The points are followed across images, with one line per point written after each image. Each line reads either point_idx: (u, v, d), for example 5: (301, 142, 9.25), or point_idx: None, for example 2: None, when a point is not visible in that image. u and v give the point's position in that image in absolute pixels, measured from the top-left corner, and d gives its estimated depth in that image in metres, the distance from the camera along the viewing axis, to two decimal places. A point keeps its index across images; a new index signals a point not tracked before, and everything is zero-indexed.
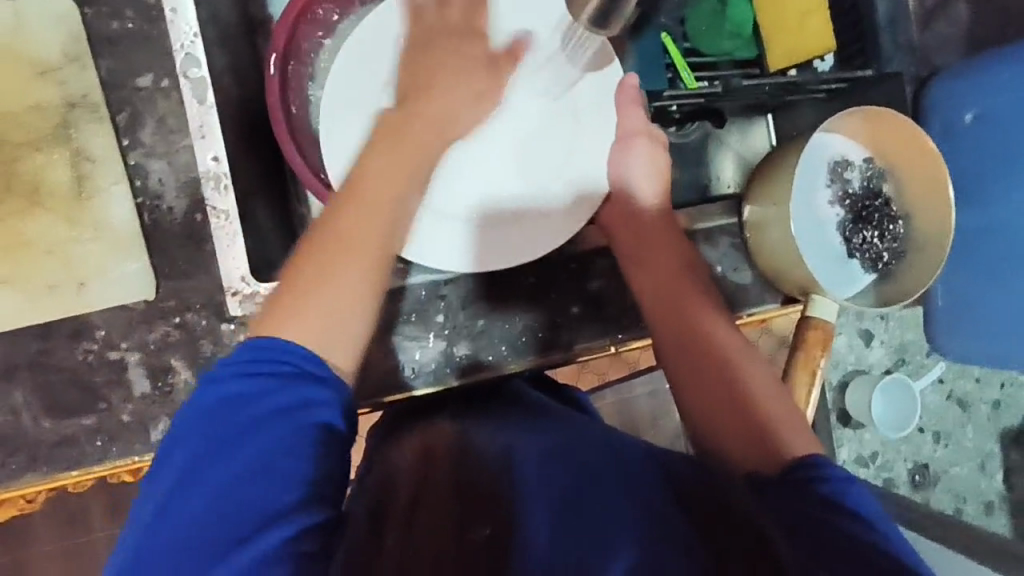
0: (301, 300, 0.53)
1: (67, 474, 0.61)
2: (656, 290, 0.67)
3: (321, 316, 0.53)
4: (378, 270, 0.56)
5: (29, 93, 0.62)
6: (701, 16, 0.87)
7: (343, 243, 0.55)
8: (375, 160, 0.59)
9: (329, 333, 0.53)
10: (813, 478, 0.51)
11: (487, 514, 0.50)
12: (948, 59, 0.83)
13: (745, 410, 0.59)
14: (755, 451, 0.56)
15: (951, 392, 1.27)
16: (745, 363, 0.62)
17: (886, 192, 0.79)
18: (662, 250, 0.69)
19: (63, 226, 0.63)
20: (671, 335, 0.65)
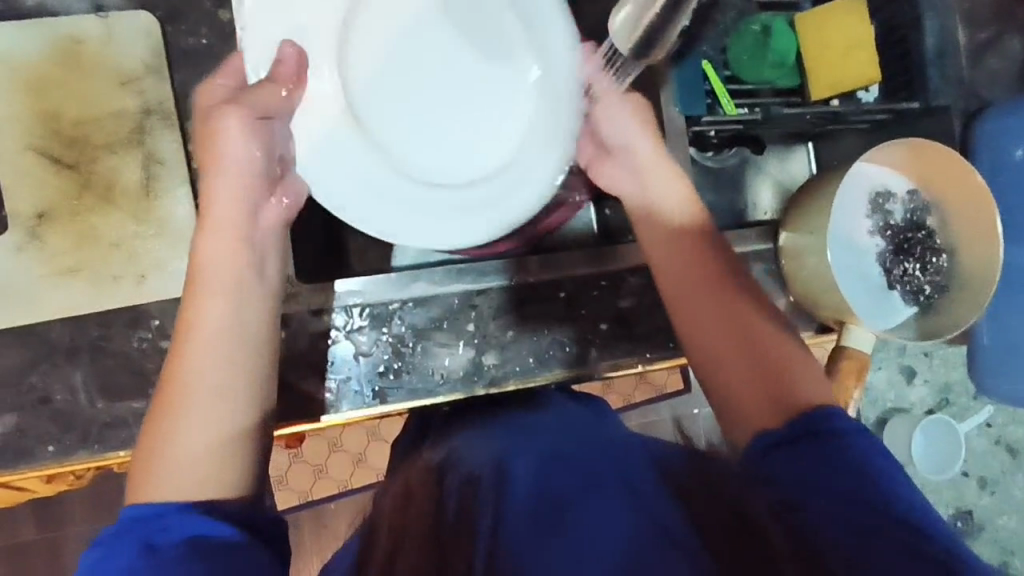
0: (170, 421, 0.53)
1: (116, 453, 0.65)
2: (686, 281, 0.63)
3: (186, 429, 0.53)
4: (238, 352, 0.56)
5: (109, 99, 0.68)
6: (743, 43, 0.87)
7: (185, 380, 0.54)
8: (206, 309, 0.56)
9: (213, 477, 0.52)
10: (833, 436, 0.52)
11: (471, 542, 0.48)
12: (999, 92, 0.82)
13: (793, 402, 0.55)
14: (808, 446, 0.53)
15: (1001, 437, 1.21)
16: (783, 354, 0.58)
17: (930, 225, 0.77)
18: (689, 243, 0.65)
19: (129, 222, 0.68)
20: (702, 333, 0.61)
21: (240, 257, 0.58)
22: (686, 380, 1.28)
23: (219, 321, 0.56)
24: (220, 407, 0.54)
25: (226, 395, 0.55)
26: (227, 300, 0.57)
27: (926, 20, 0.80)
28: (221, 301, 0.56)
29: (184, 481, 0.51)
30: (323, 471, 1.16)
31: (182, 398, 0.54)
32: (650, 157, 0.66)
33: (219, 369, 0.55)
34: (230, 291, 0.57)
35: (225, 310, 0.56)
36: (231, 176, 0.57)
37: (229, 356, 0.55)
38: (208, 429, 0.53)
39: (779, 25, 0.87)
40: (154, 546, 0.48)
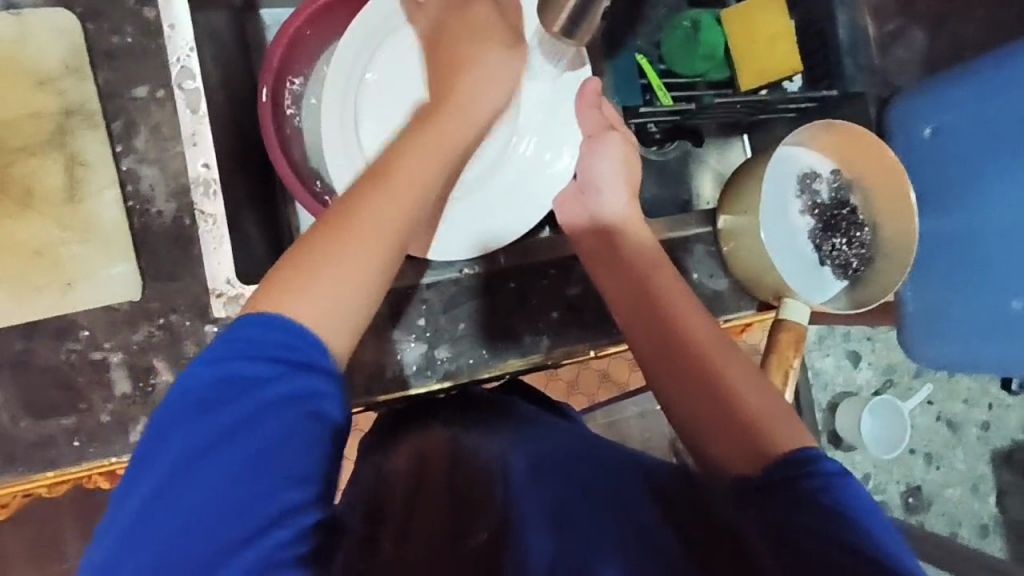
0: (329, 252, 0.49)
1: (44, 473, 0.61)
2: (624, 284, 0.64)
3: (331, 271, 0.48)
4: (414, 218, 0.52)
5: (28, 101, 0.65)
6: (675, 40, 0.92)
7: (389, 185, 0.52)
8: (403, 160, 0.53)
9: (333, 304, 0.48)
10: (805, 475, 0.49)
11: (486, 506, 0.49)
12: (910, 81, 0.87)
13: (725, 396, 0.55)
14: (736, 440, 0.53)
15: (941, 413, 1.28)
16: (722, 352, 0.58)
17: (853, 202, 0.82)
18: (637, 249, 0.66)
19: (53, 229, 0.65)
20: (636, 329, 0.61)
21: (444, 147, 0.56)
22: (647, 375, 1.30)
23: (415, 177, 0.53)
24: (355, 270, 0.49)
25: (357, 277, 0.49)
26: (421, 176, 0.53)
27: (840, 13, 0.86)
28: (420, 160, 0.54)
29: (309, 315, 0.47)
30: None
31: (339, 240, 0.49)
32: (618, 182, 0.68)
33: (375, 248, 0.50)
34: (438, 151, 0.55)
35: (417, 163, 0.54)
36: (467, 105, 0.60)
37: (392, 241, 0.51)
38: (333, 287, 0.48)
39: (706, 20, 0.92)
40: (246, 383, 0.45)
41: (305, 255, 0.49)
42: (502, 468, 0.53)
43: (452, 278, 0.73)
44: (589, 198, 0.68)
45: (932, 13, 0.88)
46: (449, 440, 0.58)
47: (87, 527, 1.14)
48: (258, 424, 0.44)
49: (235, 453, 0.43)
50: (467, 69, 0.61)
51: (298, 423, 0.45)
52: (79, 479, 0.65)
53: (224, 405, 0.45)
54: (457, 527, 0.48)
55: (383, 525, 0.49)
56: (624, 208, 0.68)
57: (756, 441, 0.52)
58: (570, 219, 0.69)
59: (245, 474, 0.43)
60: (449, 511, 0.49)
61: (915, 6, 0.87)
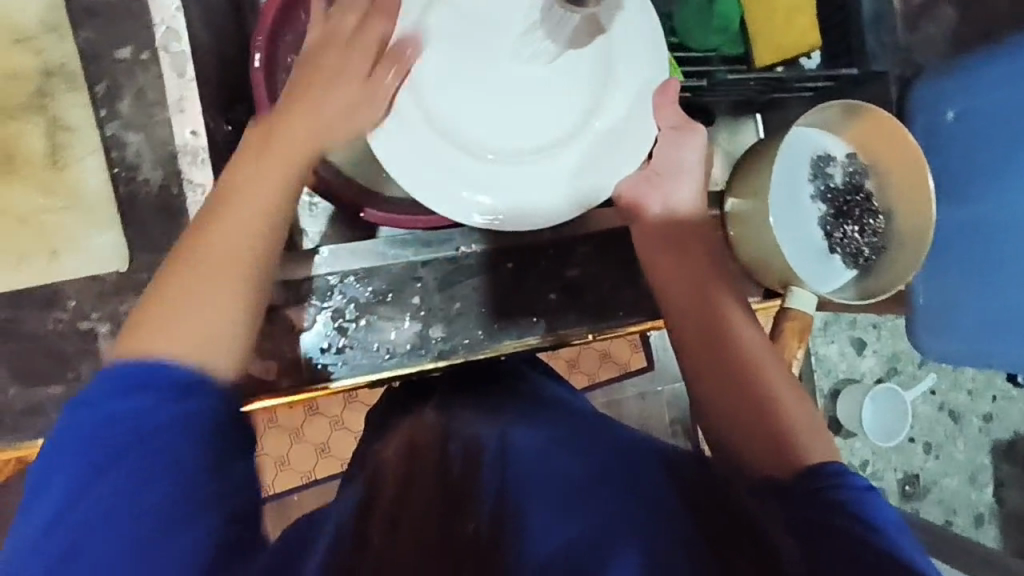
0: (205, 247, 0.48)
1: (34, 442, 0.61)
2: (679, 278, 0.64)
3: (189, 295, 0.46)
4: (263, 245, 0.50)
5: (6, 59, 0.62)
6: (689, 9, 0.87)
7: (241, 190, 0.51)
8: (239, 171, 0.52)
9: (200, 321, 0.46)
10: (835, 486, 0.50)
11: (474, 499, 0.45)
12: (935, 61, 0.83)
13: (765, 406, 0.56)
14: (770, 454, 0.54)
15: (944, 402, 1.27)
16: (771, 365, 0.58)
17: (868, 188, 0.79)
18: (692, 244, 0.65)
19: (36, 194, 0.63)
20: (689, 323, 0.61)
21: (323, 121, 0.55)
22: (650, 357, 1.28)
23: (268, 175, 0.52)
24: (237, 275, 0.48)
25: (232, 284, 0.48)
26: (261, 176, 0.52)
27: None
28: (254, 165, 0.53)
29: (178, 337, 0.45)
30: (285, 462, 1.12)
31: (235, 225, 0.50)
32: (689, 180, 0.66)
33: (252, 239, 0.50)
34: (264, 156, 0.53)
35: (260, 183, 0.52)
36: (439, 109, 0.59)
37: (263, 234, 0.50)
38: (211, 304, 0.47)
39: None
40: (134, 421, 0.42)
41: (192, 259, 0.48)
42: (504, 449, 0.53)
43: (448, 257, 0.71)
44: (664, 182, 0.65)
45: None
46: (443, 426, 0.56)
47: None
48: (148, 458, 0.41)
49: (128, 477, 0.41)
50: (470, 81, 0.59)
51: (175, 431, 0.42)
52: None
53: (117, 443, 0.41)
54: (447, 508, 0.44)
55: (372, 512, 0.45)
56: (683, 208, 0.65)
57: (787, 456, 0.54)
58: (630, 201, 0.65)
59: (144, 492, 0.40)
60: (440, 497, 0.44)
61: None
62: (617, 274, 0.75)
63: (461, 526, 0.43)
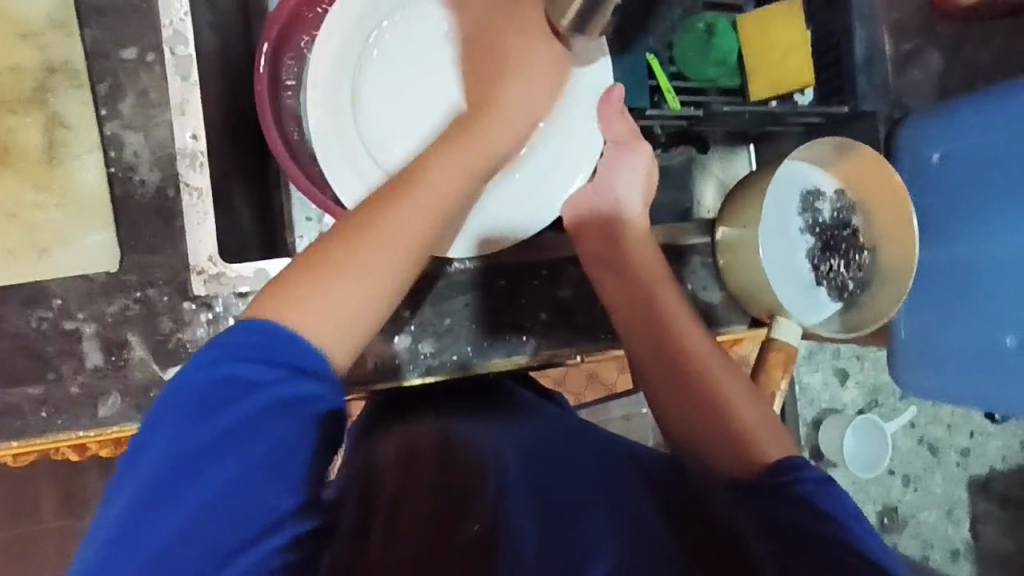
0: (351, 247, 0.50)
1: (7, 443, 0.60)
2: (627, 293, 0.65)
3: (358, 275, 0.50)
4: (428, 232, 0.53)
5: (11, 56, 0.63)
6: (688, 41, 0.89)
7: (409, 194, 0.53)
8: (434, 163, 0.55)
9: (335, 318, 0.49)
10: (793, 482, 0.50)
11: (473, 502, 0.48)
12: (924, 102, 0.86)
13: (719, 412, 0.57)
14: (726, 455, 0.55)
15: (923, 436, 1.29)
16: (722, 372, 0.60)
17: (855, 224, 0.81)
18: (642, 251, 0.67)
19: (33, 191, 0.63)
20: (642, 340, 0.63)
21: (496, 146, 0.59)
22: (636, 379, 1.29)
23: (435, 185, 0.54)
24: (371, 267, 0.50)
25: (374, 284, 0.50)
26: (460, 170, 0.56)
27: (857, 27, 0.83)
28: (453, 158, 0.56)
29: (310, 323, 0.48)
30: None
31: (363, 230, 0.51)
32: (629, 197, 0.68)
33: (392, 252, 0.51)
34: (476, 153, 0.57)
35: (445, 176, 0.55)
36: (513, 113, 0.60)
37: (409, 246, 0.52)
38: (346, 300, 0.49)
39: (722, 25, 0.89)
40: (244, 385, 0.46)
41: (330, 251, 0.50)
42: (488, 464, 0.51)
43: (442, 274, 0.72)
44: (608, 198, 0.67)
45: (951, 35, 0.86)
46: (440, 433, 0.57)
47: (58, 494, 1.12)
48: (256, 430, 0.45)
49: (228, 461, 0.44)
50: (515, 74, 0.60)
51: (276, 417, 0.46)
52: (43, 451, 0.63)
53: (214, 411, 0.45)
54: (445, 523, 0.46)
55: (374, 515, 0.48)
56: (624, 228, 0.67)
57: (745, 458, 0.54)
58: (577, 221, 0.67)
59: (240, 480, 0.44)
60: (435, 511, 0.47)
61: (934, 26, 0.86)
62: None
63: (457, 533, 0.45)
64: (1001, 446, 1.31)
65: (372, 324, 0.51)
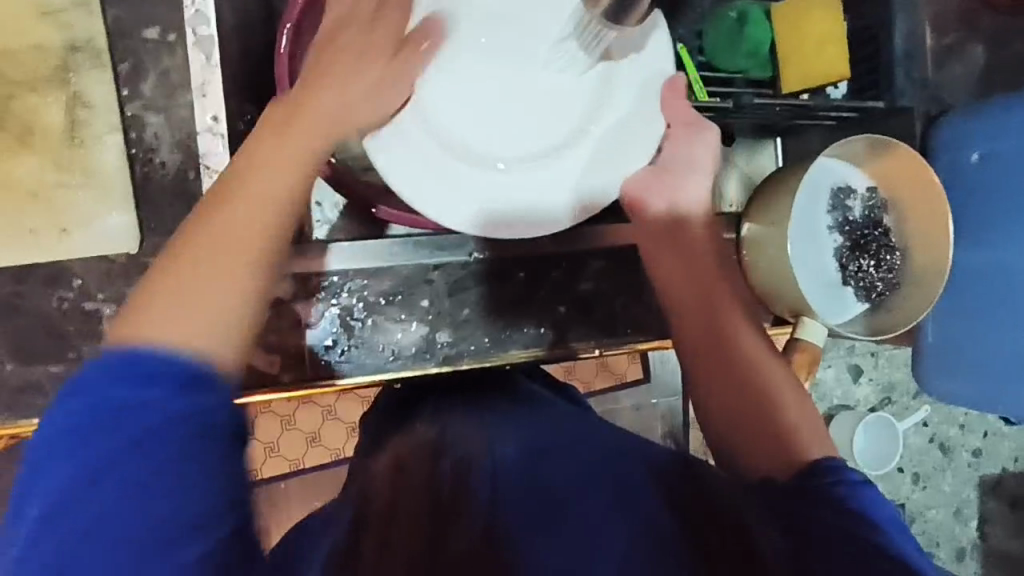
0: (216, 236, 0.43)
1: (29, 421, 0.60)
2: (678, 273, 0.64)
3: (204, 310, 0.40)
4: (260, 241, 0.44)
5: (31, 31, 0.62)
6: (720, 30, 0.86)
7: (225, 197, 0.45)
8: (257, 156, 0.47)
9: (175, 331, 0.39)
10: (831, 482, 0.50)
11: (470, 506, 0.47)
12: (964, 97, 0.82)
13: (769, 412, 0.56)
14: (769, 453, 0.55)
15: (935, 435, 1.26)
16: (765, 360, 0.59)
17: (886, 222, 0.78)
18: (698, 244, 0.65)
19: (53, 170, 0.62)
20: (702, 338, 0.61)
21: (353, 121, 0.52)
22: (646, 369, 1.27)
23: (258, 181, 0.45)
24: (220, 289, 0.41)
25: (245, 259, 0.43)
26: (290, 159, 0.47)
27: (898, 19, 0.80)
28: (271, 147, 0.48)
29: (162, 333, 0.39)
30: (274, 449, 1.12)
31: (207, 253, 0.42)
32: (699, 178, 0.66)
33: (229, 262, 0.42)
34: (286, 132, 0.49)
35: (272, 175, 0.46)
36: (398, 107, 0.54)
37: (265, 232, 0.44)
38: (181, 315, 0.40)
39: (753, 14, 0.86)
40: None
41: (165, 270, 0.41)
42: (492, 464, 0.51)
43: (460, 264, 0.71)
44: (672, 180, 0.65)
45: (994, 27, 0.83)
46: (435, 435, 0.55)
47: None
48: None
49: None
50: (410, 88, 0.54)
51: None
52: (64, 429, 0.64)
53: None
54: (438, 526, 0.44)
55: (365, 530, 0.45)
56: (690, 215, 0.66)
57: (786, 453, 0.54)
58: (634, 197, 0.64)
59: None
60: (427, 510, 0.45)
61: (977, 18, 0.82)
62: (628, 292, 0.75)
63: (448, 546, 0.43)
64: (1015, 447, 1.29)
65: (255, 285, 0.43)
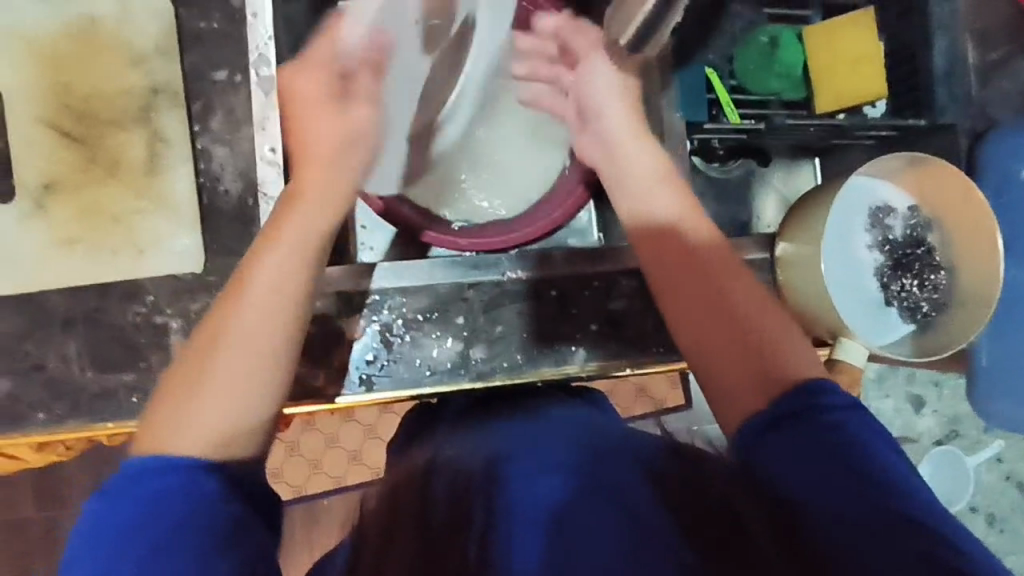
0: (203, 365, 0.51)
1: (103, 424, 0.66)
2: (634, 212, 0.61)
3: (223, 393, 0.50)
4: (270, 338, 0.52)
5: (123, 78, 0.71)
6: (750, 55, 0.87)
7: (214, 338, 0.51)
8: (267, 258, 0.54)
9: (229, 413, 0.50)
10: (816, 413, 0.47)
11: (471, 522, 0.47)
12: (1013, 112, 0.80)
13: (741, 335, 0.52)
14: (747, 382, 0.51)
15: (1011, 472, 1.17)
16: (727, 277, 0.55)
17: (930, 241, 0.76)
18: (646, 171, 0.62)
19: (134, 199, 0.70)
20: (662, 267, 0.57)
21: (317, 181, 0.58)
22: (687, 395, 1.25)
23: (265, 272, 0.53)
24: (227, 393, 0.50)
25: (244, 379, 0.51)
26: (296, 254, 0.54)
27: (937, 36, 0.79)
28: (285, 254, 0.54)
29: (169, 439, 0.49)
30: (317, 465, 1.17)
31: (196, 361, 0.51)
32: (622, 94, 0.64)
33: (242, 356, 0.51)
34: (301, 237, 0.55)
35: (278, 265, 0.53)
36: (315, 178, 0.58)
37: (271, 344, 0.52)
38: (222, 403, 0.50)
39: (785, 37, 0.87)
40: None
41: (176, 380, 0.52)
42: (493, 480, 0.51)
43: (495, 283, 0.73)
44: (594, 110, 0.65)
45: None
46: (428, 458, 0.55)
47: None
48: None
49: None
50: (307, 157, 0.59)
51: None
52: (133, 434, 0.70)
53: None
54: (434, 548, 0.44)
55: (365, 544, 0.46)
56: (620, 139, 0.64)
57: (764, 380, 0.50)
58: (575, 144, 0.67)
59: None
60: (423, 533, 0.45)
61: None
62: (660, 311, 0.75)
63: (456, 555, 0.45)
64: None
65: (275, 382, 0.53)
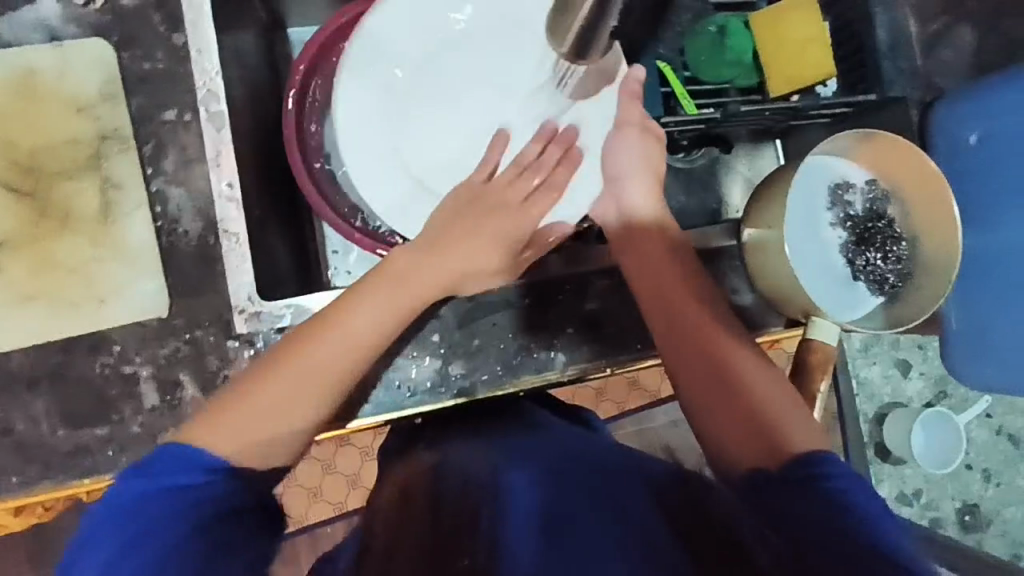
0: (269, 379, 0.58)
1: (80, 481, 0.65)
2: (641, 275, 0.66)
3: (288, 399, 0.57)
4: (322, 390, 0.59)
5: (68, 128, 0.69)
6: (701, 45, 0.88)
7: (291, 362, 0.58)
8: (352, 305, 0.61)
9: (271, 426, 0.57)
10: (819, 474, 0.49)
11: (472, 538, 0.49)
12: (960, 79, 0.82)
13: (746, 401, 0.55)
14: (750, 443, 0.53)
15: (1001, 426, 1.20)
16: (735, 349, 0.59)
17: (890, 213, 0.77)
18: (654, 239, 0.67)
19: (91, 248, 0.69)
20: (672, 332, 0.62)
21: (451, 279, 0.65)
22: None
23: (353, 325, 0.60)
24: (287, 400, 0.57)
25: (300, 400, 0.58)
26: (383, 307, 0.62)
27: (878, 12, 0.81)
28: (375, 304, 0.62)
29: (208, 439, 0.55)
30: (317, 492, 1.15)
31: (269, 382, 0.58)
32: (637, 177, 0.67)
33: (295, 388, 0.58)
34: (388, 302, 0.62)
35: (364, 319, 0.61)
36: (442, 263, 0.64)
37: (322, 380, 0.59)
38: (263, 413, 0.56)
39: (733, 25, 0.88)
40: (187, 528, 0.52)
41: (237, 393, 0.57)
42: (504, 493, 0.52)
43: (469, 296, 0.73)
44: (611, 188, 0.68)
45: (983, 8, 0.83)
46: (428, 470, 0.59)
47: None
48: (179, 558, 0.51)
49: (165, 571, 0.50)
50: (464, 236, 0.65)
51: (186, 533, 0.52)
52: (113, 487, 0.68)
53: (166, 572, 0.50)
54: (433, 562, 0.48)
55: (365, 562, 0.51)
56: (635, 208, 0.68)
57: (767, 441, 0.52)
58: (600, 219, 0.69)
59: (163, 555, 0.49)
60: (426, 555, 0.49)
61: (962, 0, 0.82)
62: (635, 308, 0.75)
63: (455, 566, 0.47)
64: None
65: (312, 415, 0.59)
